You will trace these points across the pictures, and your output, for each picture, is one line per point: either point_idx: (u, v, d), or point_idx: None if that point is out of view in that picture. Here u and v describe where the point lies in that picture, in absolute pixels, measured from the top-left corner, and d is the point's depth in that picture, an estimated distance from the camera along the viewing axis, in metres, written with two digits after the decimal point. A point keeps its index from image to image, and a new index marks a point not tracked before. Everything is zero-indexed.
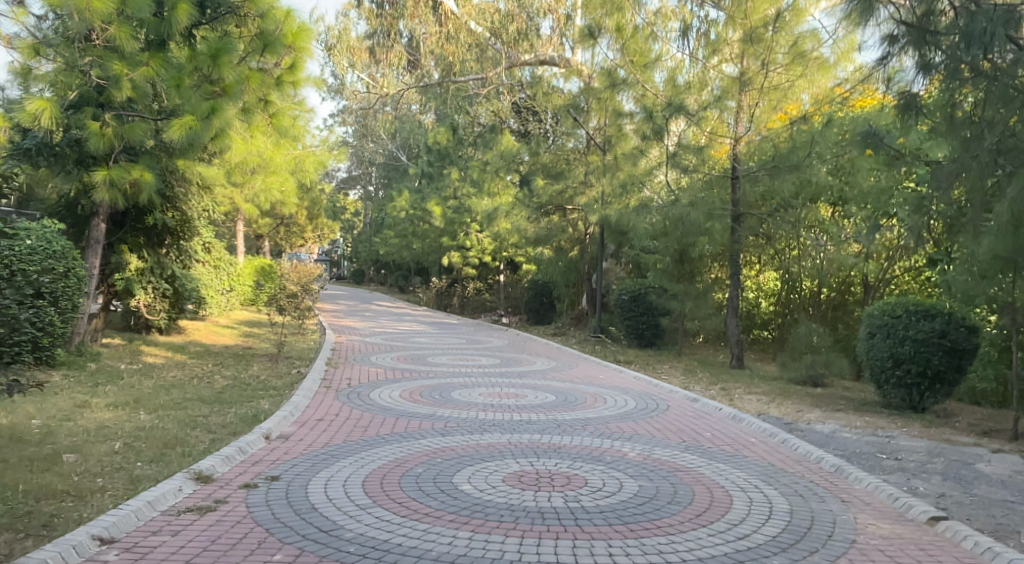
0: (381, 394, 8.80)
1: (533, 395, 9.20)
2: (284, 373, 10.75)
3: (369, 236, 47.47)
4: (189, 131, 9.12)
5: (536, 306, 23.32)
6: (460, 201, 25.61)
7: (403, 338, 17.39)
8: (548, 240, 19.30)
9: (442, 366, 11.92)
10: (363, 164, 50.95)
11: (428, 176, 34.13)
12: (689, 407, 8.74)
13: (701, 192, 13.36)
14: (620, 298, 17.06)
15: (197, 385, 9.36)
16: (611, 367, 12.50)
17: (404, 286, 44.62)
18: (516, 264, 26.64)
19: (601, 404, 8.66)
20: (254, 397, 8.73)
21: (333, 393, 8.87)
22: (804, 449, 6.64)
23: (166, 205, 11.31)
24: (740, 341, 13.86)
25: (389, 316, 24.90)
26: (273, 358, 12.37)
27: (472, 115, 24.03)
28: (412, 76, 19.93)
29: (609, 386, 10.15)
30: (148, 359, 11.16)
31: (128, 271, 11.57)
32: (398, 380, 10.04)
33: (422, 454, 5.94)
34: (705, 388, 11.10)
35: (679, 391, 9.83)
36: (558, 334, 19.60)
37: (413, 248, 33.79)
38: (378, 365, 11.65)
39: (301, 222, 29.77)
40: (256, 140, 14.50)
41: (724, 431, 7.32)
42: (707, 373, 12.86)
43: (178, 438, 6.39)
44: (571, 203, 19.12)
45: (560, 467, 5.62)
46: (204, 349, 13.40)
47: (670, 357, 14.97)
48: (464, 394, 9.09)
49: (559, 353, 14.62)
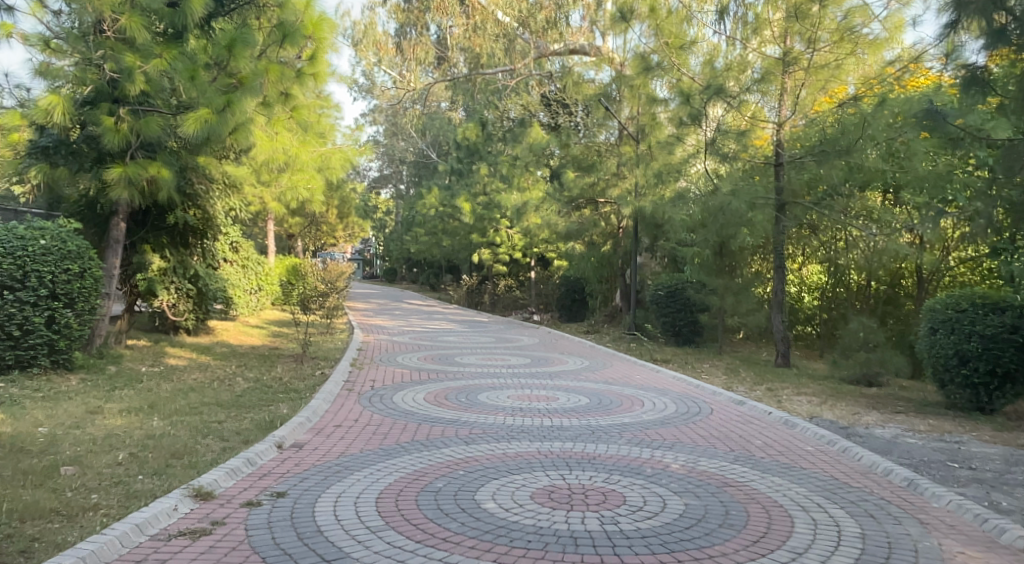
0: (405, 398, 8.33)
1: (566, 398, 8.65)
2: (307, 375, 10.38)
3: (400, 235, 47.36)
4: (204, 124, 8.69)
5: (569, 303, 22.76)
6: (490, 196, 25.15)
7: (433, 337, 16.98)
8: (580, 235, 18.72)
9: (470, 367, 11.44)
10: (394, 162, 50.89)
11: (457, 173, 33.76)
12: (735, 410, 8.11)
13: (743, 182, 12.66)
14: (656, 293, 16.39)
15: (217, 388, 9.02)
16: (649, 366, 11.88)
17: (435, 285, 44.39)
18: (548, 261, 26.08)
19: (638, 408, 8.08)
20: (274, 401, 8.34)
21: (355, 397, 8.42)
22: (867, 460, 6.00)
23: (187, 203, 11.00)
24: (786, 338, 13.10)
25: (420, 315, 24.53)
26: (298, 359, 12.02)
27: (501, 109, 23.55)
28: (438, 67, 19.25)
29: (647, 388, 9.55)
30: (170, 361, 10.88)
31: (150, 272, 11.24)
32: (424, 382, 9.57)
33: (444, 466, 5.44)
34: (750, 388, 10.44)
35: (723, 393, 9.18)
36: (591, 332, 19.01)
37: (443, 246, 33.46)
38: (404, 366, 11.22)
39: (331, 221, 29.61)
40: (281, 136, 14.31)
41: (776, 439, 6.69)
42: (751, 372, 12.17)
43: (187, 447, 6.00)
44: (603, 196, 18.51)
45: (595, 482, 5.07)
46: (229, 350, 13.12)
47: (710, 356, 14.29)
48: (492, 397, 8.57)
49: (593, 352, 14.04)
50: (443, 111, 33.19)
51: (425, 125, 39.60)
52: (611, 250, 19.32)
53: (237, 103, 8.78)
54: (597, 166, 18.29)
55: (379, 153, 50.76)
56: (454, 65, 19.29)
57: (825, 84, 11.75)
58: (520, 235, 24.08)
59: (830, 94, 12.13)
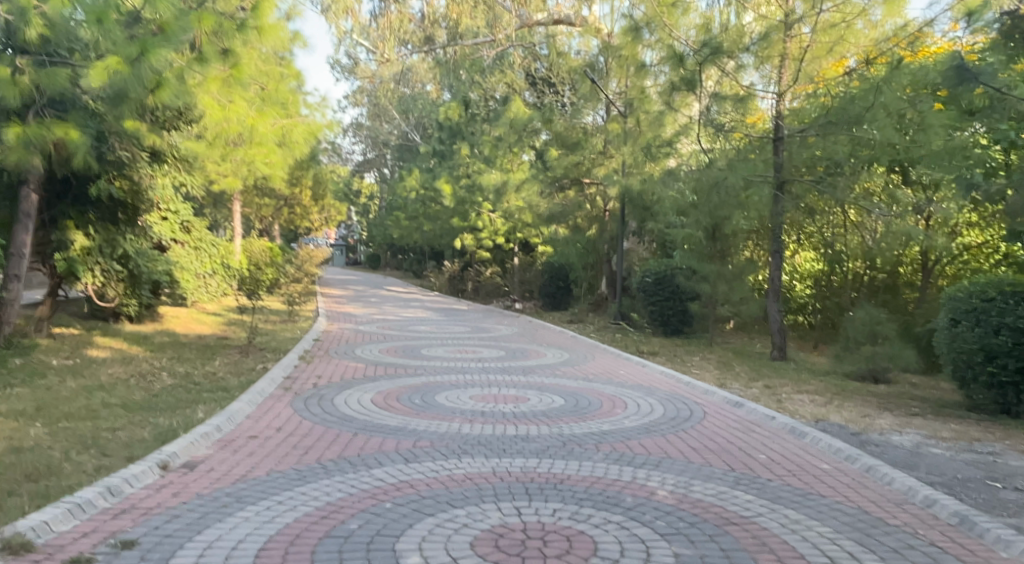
0: (348, 399, 7.12)
1: (536, 399, 7.46)
2: (247, 369, 9.14)
3: (382, 219, 45.87)
4: (113, 76, 7.45)
5: (552, 291, 21.15)
6: (471, 178, 23.77)
7: (402, 325, 15.74)
8: (564, 217, 17.51)
9: (436, 360, 10.22)
10: (376, 146, 49.34)
11: (439, 155, 32.45)
12: (732, 414, 6.93)
13: (740, 160, 11.45)
14: (643, 280, 15.23)
15: (132, 385, 7.76)
16: (633, 360, 10.71)
17: (418, 271, 43.03)
18: (531, 246, 24.80)
19: (619, 411, 6.90)
20: (194, 402, 7.12)
21: (289, 397, 7.13)
22: (899, 482, 4.83)
23: (112, 173, 9.69)
24: (783, 330, 12.01)
25: (395, 303, 23.26)
26: (243, 351, 10.78)
27: (485, 87, 22.18)
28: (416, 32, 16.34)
29: (629, 386, 8.37)
30: (90, 354, 9.56)
31: (71, 251, 9.94)
32: (376, 379, 8.36)
33: (367, 496, 4.22)
34: (746, 386, 9.31)
35: (716, 392, 8.03)
36: (575, 321, 17.83)
37: (424, 231, 32.10)
38: (361, 359, 9.98)
39: (304, 202, 28.17)
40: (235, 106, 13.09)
41: (783, 452, 5.53)
42: (746, 367, 11.04)
43: (51, 466, 4.78)
44: (588, 176, 17.24)
45: (558, 521, 3.89)
46: (172, 340, 11.85)
47: (700, 348, 13.15)
48: (451, 398, 7.37)
49: (573, 343, 12.88)
50: (425, 91, 31.79)
51: (407, 104, 38.03)
52: (596, 234, 18.08)
53: (153, 51, 7.48)
54: (582, 144, 17.01)
55: (362, 136, 49.14)
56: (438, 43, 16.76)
57: (831, 50, 10.66)
58: (501, 219, 22.77)
59: (828, 67, 11.02)
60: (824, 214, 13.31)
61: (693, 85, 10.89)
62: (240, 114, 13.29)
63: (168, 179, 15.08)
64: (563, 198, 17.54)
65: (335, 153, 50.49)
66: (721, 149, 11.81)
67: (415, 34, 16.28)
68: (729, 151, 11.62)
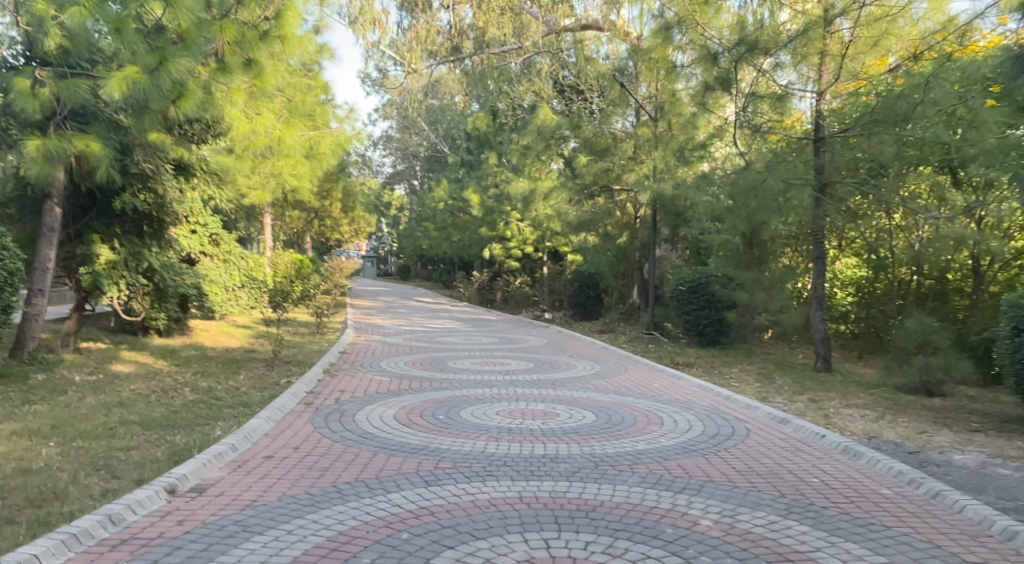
0: (370, 415, 6.83)
1: (566, 415, 7.08)
2: (270, 384, 8.92)
3: (411, 230, 45.86)
4: (132, 86, 7.32)
5: (582, 301, 20.94)
6: (499, 188, 23.49)
7: (430, 337, 15.46)
8: (593, 226, 17.11)
9: (462, 373, 9.89)
10: (405, 157, 49.44)
11: (468, 165, 32.32)
12: (776, 432, 6.47)
13: (780, 163, 10.94)
14: (677, 289, 14.76)
15: (152, 401, 7.58)
16: (668, 373, 10.27)
17: (448, 282, 42.86)
18: (561, 255, 24.40)
19: (655, 428, 6.49)
20: (212, 419, 6.90)
21: (310, 413, 6.87)
22: (971, 511, 4.35)
23: (136, 186, 9.60)
24: (827, 340, 11.45)
25: (423, 314, 23.03)
26: (268, 364, 10.59)
27: (512, 95, 21.92)
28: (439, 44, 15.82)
29: (664, 401, 7.94)
30: (115, 369, 9.45)
31: (97, 265, 9.75)
32: (399, 394, 8.06)
33: (382, 526, 3.89)
34: (789, 400, 8.82)
35: (758, 407, 7.57)
36: (606, 332, 17.37)
37: (453, 241, 31.90)
38: (386, 372, 9.69)
39: (334, 215, 28.18)
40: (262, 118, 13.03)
41: (837, 476, 5.06)
42: (788, 378, 10.52)
43: (56, 490, 4.55)
44: (619, 183, 16.82)
45: (592, 556, 3.52)
46: (198, 354, 11.72)
47: (738, 358, 12.62)
48: (477, 414, 7.02)
49: (605, 355, 12.47)
50: (453, 101, 31.75)
51: (435, 115, 37.99)
52: (627, 241, 17.62)
53: (171, 60, 7.34)
54: (612, 150, 16.61)
55: (391, 149, 49.31)
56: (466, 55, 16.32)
57: (875, 45, 10.26)
58: (530, 228, 22.42)
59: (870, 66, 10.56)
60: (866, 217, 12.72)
61: (728, 84, 10.47)
62: (267, 126, 13.23)
63: (197, 193, 15.04)
64: (592, 205, 17.17)
65: (364, 166, 50.74)
66: (759, 154, 11.31)
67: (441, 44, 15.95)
68: (768, 155, 11.14)
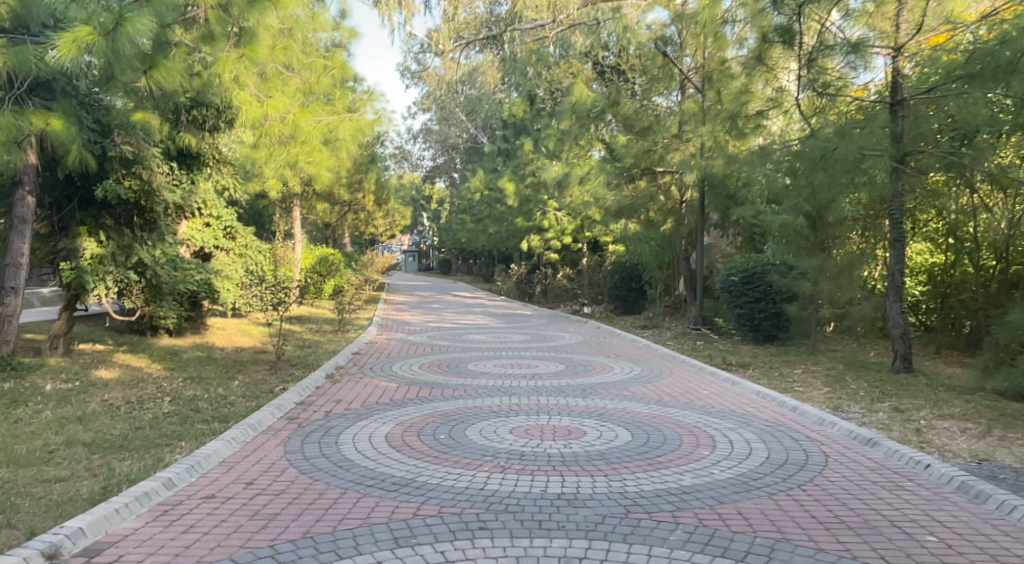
0: (356, 435, 5.69)
1: (594, 433, 5.81)
2: (262, 391, 7.87)
3: (451, 223, 44.84)
4: (83, 50, 6.29)
5: (624, 294, 19.41)
6: (535, 175, 22.18)
7: (457, 334, 14.30)
8: (634, 211, 15.66)
9: (482, 377, 8.69)
10: (445, 150, 48.32)
11: (505, 154, 31.07)
12: (864, 458, 5.07)
13: (855, 130, 9.39)
14: (729, 279, 13.27)
15: (117, 415, 6.57)
16: (720, 376, 8.88)
17: (488, 275, 41.73)
18: (601, 245, 22.97)
19: (707, 453, 5.17)
20: (175, 439, 5.84)
21: (288, 432, 5.76)
22: None
23: (118, 171, 8.67)
24: (906, 336, 9.93)
25: (456, 308, 21.92)
26: (271, 367, 9.55)
27: (548, 77, 20.56)
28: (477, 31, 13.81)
29: (715, 414, 6.59)
30: (98, 374, 8.52)
31: (81, 259, 8.88)
32: (402, 405, 6.91)
33: None
34: (868, 411, 7.37)
35: (834, 423, 6.16)
36: (649, 327, 15.93)
37: (490, 233, 30.70)
38: (395, 377, 8.56)
39: (367, 207, 27.28)
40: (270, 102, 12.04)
41: (961, 534, 3.68)
42: (863, 382, 9.02)
43: None
44: (662, 164, 15.32)
45: None
46: (201, 355, 10.79)
47: (801, 357, 11.12)
48: (486, 433, 5.81)
49: (648, 354, 11.12)
50: (489, 89, 30.52)
51: (472, 104, 36.86)
52: (673, 228, 16.14)
53: (129, 20, 6.32)
54: (654, 128, 15.09)
55: (429, 142, 48.25)
56: (505, 42, 14.19)
57: None
58: (568, 217, 21.05)
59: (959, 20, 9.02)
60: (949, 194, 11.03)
61: (791, 37, 8.88)
62: (279, 110, 12.37)
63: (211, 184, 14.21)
64: (633, 189, 15.72)
65: (403, 159, 49.83)
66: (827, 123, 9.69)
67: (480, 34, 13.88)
68: (839, 122, 9.59)
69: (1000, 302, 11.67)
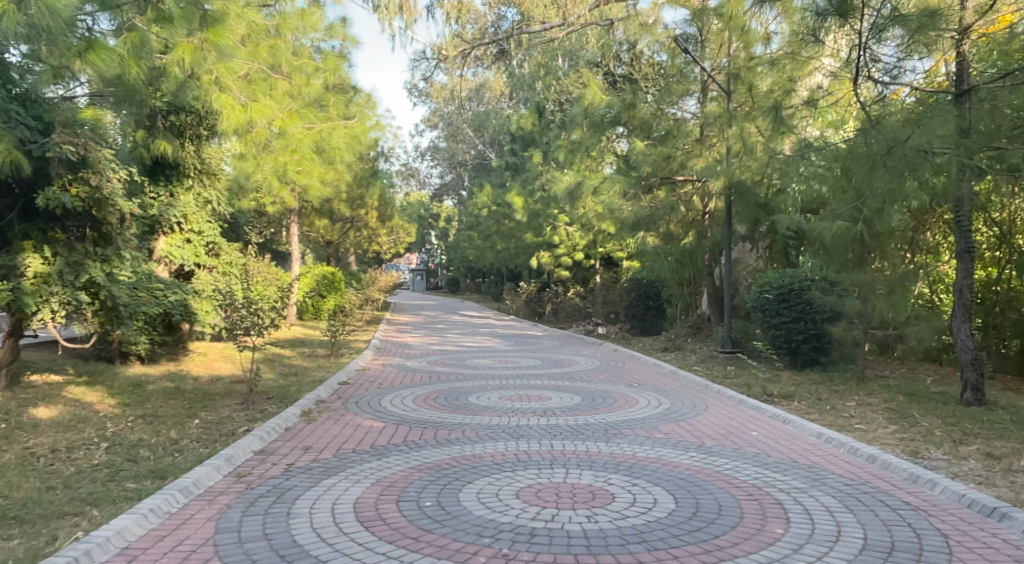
0: (316, 503, 4.38)
1: (626, 498, 4.49)
2: (223, 434, 6.60)
3: (458, 241, 43.62)
4: None
5: (641, 313, 17.86)
6: (545, 189, 20.95)
7: (461, 359, 12.99)
8: (653, 223, 14.30)
9: (485, 414, 7.40)
10: (451, 168, 47.09)
11: (512, 168, 29.85)
12: (999, 543, 3.74)
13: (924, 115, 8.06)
14: (762, 297, 11.95)
15: (29, 471, 5.29)
16: (766, 411, 7.55)
17: (497, 295, 40.47)
18: (615, 261, 21.71)
19: (782, 533, 3.85)
20: (88, 506, 4.56)
21: (233, 498, 4.49)
22: None
23: (64, 175, 7.53)
24: (976, 362, 8.63)
25: (462, 330, 20.59)
26: (244, 401, 8.28)
27: (558, 86, 19.39)
28: (479, 40, 11.85)
29: (775, 468, 5.26)
30: (36, 412, 7.27)
31: (22, 279, 7.64)
32: (384, 454, 5.62)
33: None
34: (956, 461, 6.08)
35: (933, 480, 4.82)
36: (672, 349, 14.56)
37: (498, 251, 29.48)
38: (382, 415, 7.26)
39: (370, 225, 26.04)
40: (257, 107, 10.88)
41: None
42: (934, 418, 7.70)
43: None
44: (683, 172, 14.01)
45: None
46: (169, 386, 9.52)
47: (851, 387, 9.78)
48: (485, 498, 4.52)
49: (676, 383, 9.79)
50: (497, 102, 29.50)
51: (480, 119, 36.17)
52: (694, 243, 14.83)
53: None
54: (673, 133, 14.03)
55: (437, 160, 47.13)
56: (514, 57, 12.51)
57: None
58: (580, 232, 19.79)
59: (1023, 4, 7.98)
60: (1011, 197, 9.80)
61: (847, 14, 7.51)
62: (265, 116, 11.12)
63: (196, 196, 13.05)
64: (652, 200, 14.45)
65: (409, 176, 48.78)
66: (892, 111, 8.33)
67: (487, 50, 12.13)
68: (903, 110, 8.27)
69: None
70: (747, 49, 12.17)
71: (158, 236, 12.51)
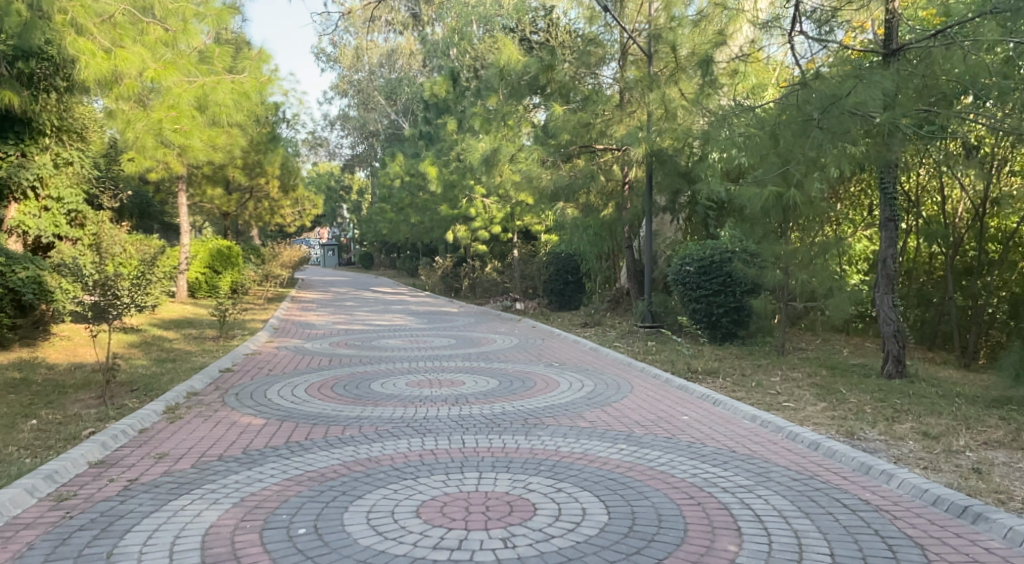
0: (153, 536, 3.42)
1: (550, 510, 3.73)
2: (61, 439, 5.42)
3: (372, 215, 41.82)
4: None
5: (559, 287, 17.24)
6: (459, 159, 19.86)
7: (367, 339, 11.94)
8: (572, 194, 13.55)
9: (387, 405, 6.48)
10: (363, 138, 44.88)
11: (426, 137, 28.42)
12: (979, 558, 3.17)
13: (858, 65, 7.44)
14: (683, 269, 11.47)
15: None
16: (694, 392, 6.97)
17: (413, 270, 39.11)
18: (533, 234, 20.93)
19: (737, 556, 3.17)
20: None
21: (39, 536, 3.45)
22: None
23: None
24: (899, 334, 8.35)
25: (372, 306, 19.40)
26: (100, 395, 7.03)
27: (473, 49, 18.21)
28: None
29: (714, 461, 4.60)
30: None
31: None
32: (258, 462, 4.64)
33: None
34: (898, 442, 5.58)
35: (887, 470, 4.29)
36: (591, 325, 13.97)
37: (412, 224, 28.19)
38: (266, 409, 6.24)
39: (272, 195, 24.24)
40: (126, 54, 9.29)
41: None
42: (863, 395, 7.30)
43: None
44: (603, 139, 13.29)
45: None
46: (15, 377, 8.08)
47: (774, 361, 9.40)
48: (377, 519, 3.65)
49: (597, 361, 9.13)
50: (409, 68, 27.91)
51: (393, 86, 34.60)
52: (613, 214, 14.16)
53: None
54: (593, 99, 13.30)
55: (348, 129, 44.87)
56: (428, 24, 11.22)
57: None
58: (497, 203, 18.89)
59: None
60: (967, 165, 8.99)
61: None
62: (134, 64, 9.36)
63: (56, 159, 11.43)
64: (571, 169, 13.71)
65: (317, 146, 46.36)
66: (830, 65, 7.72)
67: (398, 12, 10.69)
68: (845, 62, 7.49)
69: (975, 292, 10.77)
70: (667, 10, 11.51)
71: (8, 203, 11.06)
